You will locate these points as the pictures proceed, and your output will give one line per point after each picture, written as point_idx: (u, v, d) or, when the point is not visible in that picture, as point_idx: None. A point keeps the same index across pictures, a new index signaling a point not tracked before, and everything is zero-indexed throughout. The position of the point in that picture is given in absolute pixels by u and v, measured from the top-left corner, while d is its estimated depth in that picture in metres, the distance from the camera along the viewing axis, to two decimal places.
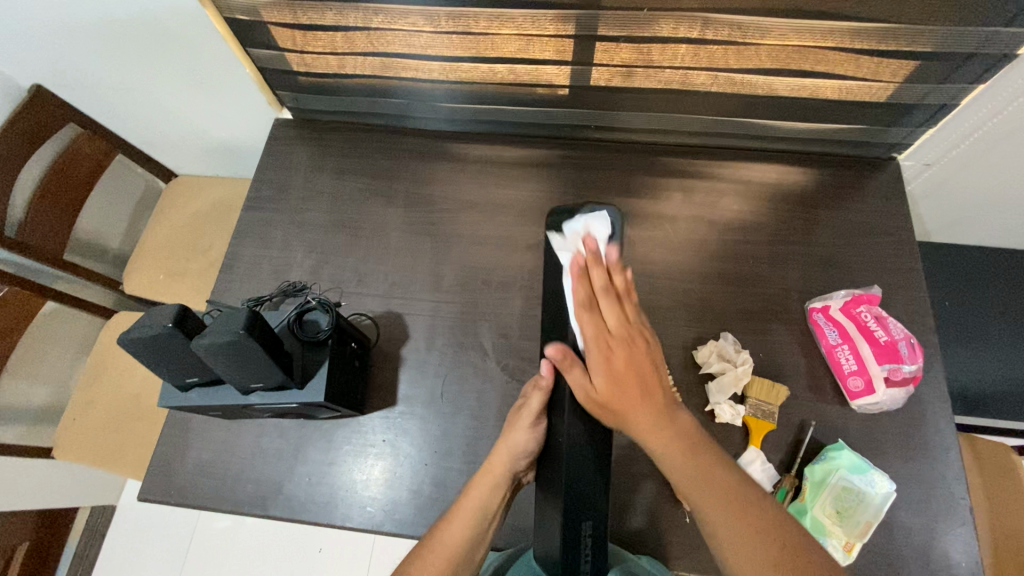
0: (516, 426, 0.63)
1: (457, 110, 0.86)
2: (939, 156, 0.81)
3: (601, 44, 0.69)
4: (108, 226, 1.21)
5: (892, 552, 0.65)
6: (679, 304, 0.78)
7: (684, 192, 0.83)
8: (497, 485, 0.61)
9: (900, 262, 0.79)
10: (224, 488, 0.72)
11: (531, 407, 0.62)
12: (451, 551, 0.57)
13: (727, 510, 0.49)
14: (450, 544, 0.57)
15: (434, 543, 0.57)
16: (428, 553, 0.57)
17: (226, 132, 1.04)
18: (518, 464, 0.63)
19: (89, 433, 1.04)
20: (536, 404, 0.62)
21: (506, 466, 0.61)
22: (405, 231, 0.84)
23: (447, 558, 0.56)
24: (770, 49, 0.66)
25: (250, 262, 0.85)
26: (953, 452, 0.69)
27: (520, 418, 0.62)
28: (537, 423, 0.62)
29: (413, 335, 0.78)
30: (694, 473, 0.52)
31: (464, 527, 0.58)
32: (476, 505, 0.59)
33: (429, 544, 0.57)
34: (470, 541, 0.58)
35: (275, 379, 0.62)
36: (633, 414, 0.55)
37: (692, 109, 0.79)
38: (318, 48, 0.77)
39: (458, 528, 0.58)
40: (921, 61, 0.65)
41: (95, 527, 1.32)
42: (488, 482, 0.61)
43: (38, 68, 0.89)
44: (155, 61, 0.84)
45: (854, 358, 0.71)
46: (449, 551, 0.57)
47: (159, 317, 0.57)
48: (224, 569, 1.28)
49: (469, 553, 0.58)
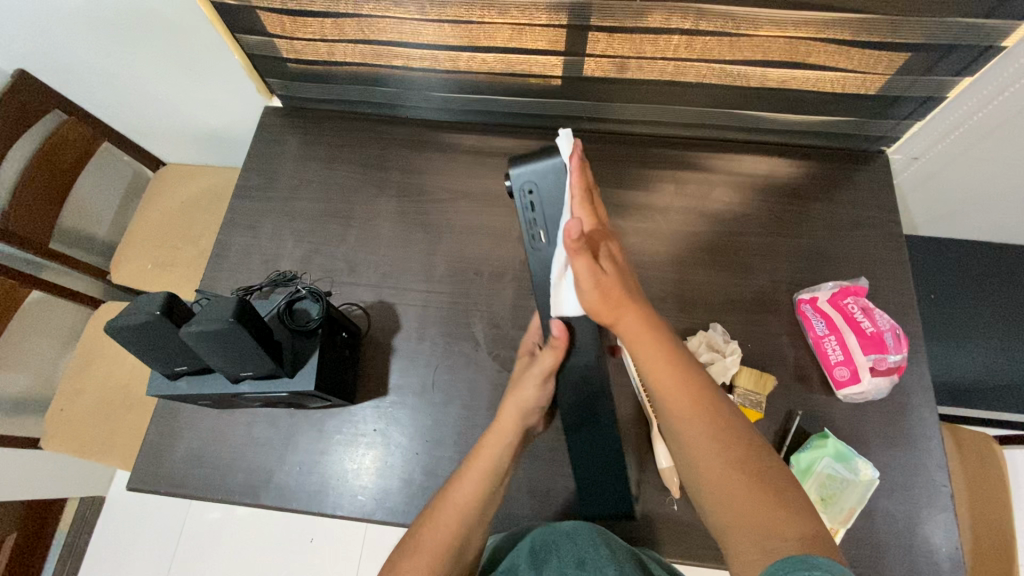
0: (526, 380, 0.64)
1: (449, 100, 0.85)
2: (926, 149, 0.82)
3: (593, 35, 0.69)
4: (95, 215, 1.19)
5: (874, 538, 0.67)
6: (670, 295, 0.78)
7: (675, 183, 0.84)
8: (510, 441, 0.62)
9: (888, 254, 0.79)
10: (214, 477, 0.72)
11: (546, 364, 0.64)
12: (462, 507, 0.57)
13: (712, 433, 0.50)
14: (462, 500, 0.57)
15: (445, 501, 0.58)
16: (441, 512, 0.57)
17: (216, 121, 1.03)
18: (530, 417, 0.64)
19: (77, 423, 1.03)
20: (551, 363, 0.64)
21: (518, 420, 0.63)
22: (396, 221, 0.84)
23: (461, 511, 0.57)
24: (761, 40, 0.66)
25: (240, 252, 0.84)
26: (936, 440, 0.70)
27: (532, 374, 0.64)
28: (547, 378, 0.64)
29: (405, 325, 0.78)
30: (676, 375, 0.53)
31: (477, 483, 0.59)
32: (489, 464, 0.60)
33: (441, 503, 0.57)
34: (482, 499, 0.58)
35: (265, 367, 0.61)
36: (625, 317, 0.55)
37: (685, 100, 0.79)
38: (308, 35, 0.76)
39: (470, 486, 0.58)
40: (909, 53, 0.66)
41: (83, 517, 1.31)
42: (499, 440, 0.62)
43: (22, 51, 0.87)
44: (142, 43, 0.83)
45: (841, 349, 0.72)
46: (462, 506, 0.57)
47: (146, 305, 0.57)
48: (214, 561, 1.28)
49: (482, 510, 0.58)
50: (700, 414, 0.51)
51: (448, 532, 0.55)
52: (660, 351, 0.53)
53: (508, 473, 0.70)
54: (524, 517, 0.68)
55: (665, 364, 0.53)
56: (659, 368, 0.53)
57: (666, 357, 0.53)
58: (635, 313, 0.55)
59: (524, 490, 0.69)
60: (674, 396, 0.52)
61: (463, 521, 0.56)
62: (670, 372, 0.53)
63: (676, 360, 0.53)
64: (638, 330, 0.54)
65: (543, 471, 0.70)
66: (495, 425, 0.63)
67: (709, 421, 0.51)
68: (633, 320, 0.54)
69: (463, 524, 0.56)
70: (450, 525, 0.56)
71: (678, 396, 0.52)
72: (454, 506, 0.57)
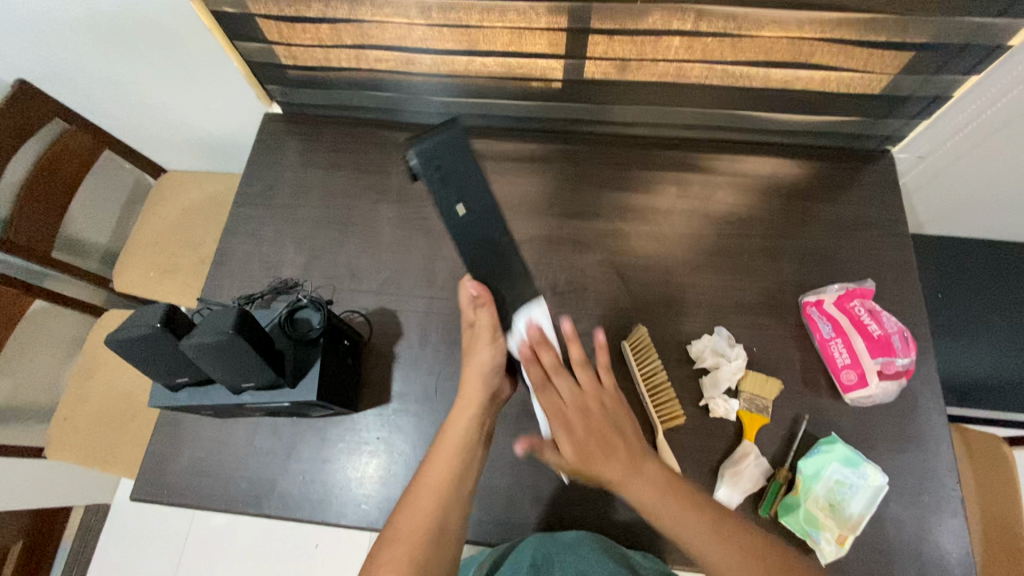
0: (478, 344, 0.64)
1: (450, 104, 0.85)
2: (932, 148, 0.81)
3: (594, 37, 0.68)
4: (96, 222, 1.19)
5: (884, 543, 0.66)
6: (673, 299, 0.77)
7: (678, 185, 0.83)
8: (474, 416, 0.63)
9: (894, 255, 0.78)
10: (217, 487, 0.71)
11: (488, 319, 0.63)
12: (437, 487, 0.59)
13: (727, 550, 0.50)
14: (435, 482, 0.59)
15: (421, 483, 0.59)
16: (418, 494, 0.58)
17: (215, 128, 1.03)
18: (493, 381, 0.65)
19: (81, 432, 1.03)
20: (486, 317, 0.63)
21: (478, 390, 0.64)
22: (397, 227, 0.84)
23: (435, 494, 0.58)
24: (763, 40, 0.65)
25: (241, 260, 0.84)
26: (945, 444, 0.69)
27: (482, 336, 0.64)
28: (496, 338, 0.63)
29: (407, 332, 0.78)
30: (671, 506, 0.52)
31: (447, 463, 0.60)
32: (455, 441, 0.62)
33: (417, 486, 0.59)
34: (456, 475, 0.60)
35: (267, 378, 0.61)
36: (606, 467, 0.55)
37: (687, 101, 0.78)
38: (307, 41, 0.75)
39: (442, 466, 0.60)
40: (915, 52, 0.65)
41: (89, 525, 1.32)
42: (461, 415, 0.63)
43: (22, 61, 0.87)
44: (141, 51, 0.82)
45: (848, 352, 0.71)
46: (434, 488, 0.58)
47: (146, 317, 0.57)
48: (220, 567, 1.28)
49: (460, 484, 0.60)
50: (708, 535, 0.51)
51: (426, 513, 0.57)
52: (649, 484, 0.54)
53: (512, 480, 0.69)
54: (528, 525, 0.68)
55: (636, 479, 0.54)
56: (650, 507, 0.53)
57: (654, 492, 0.53)
58: (614, 459, 0.55)
59: (528, 497, 0.68)
60: (678, 531, 0.51)
61: (439, 503, 0.57)
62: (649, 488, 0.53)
63: (663, 489, 0.53)
64: (621, 477, 0.55)
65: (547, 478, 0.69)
66: (460, 400, 0.64)
67: (718, 539, 0.50)
68: (608, 461, 0.55)
69: (441, 502, 0.58)
70: (426, 507, 0.57)
71: (682, 530, 0.51)
72: (427, 488, 0.58)
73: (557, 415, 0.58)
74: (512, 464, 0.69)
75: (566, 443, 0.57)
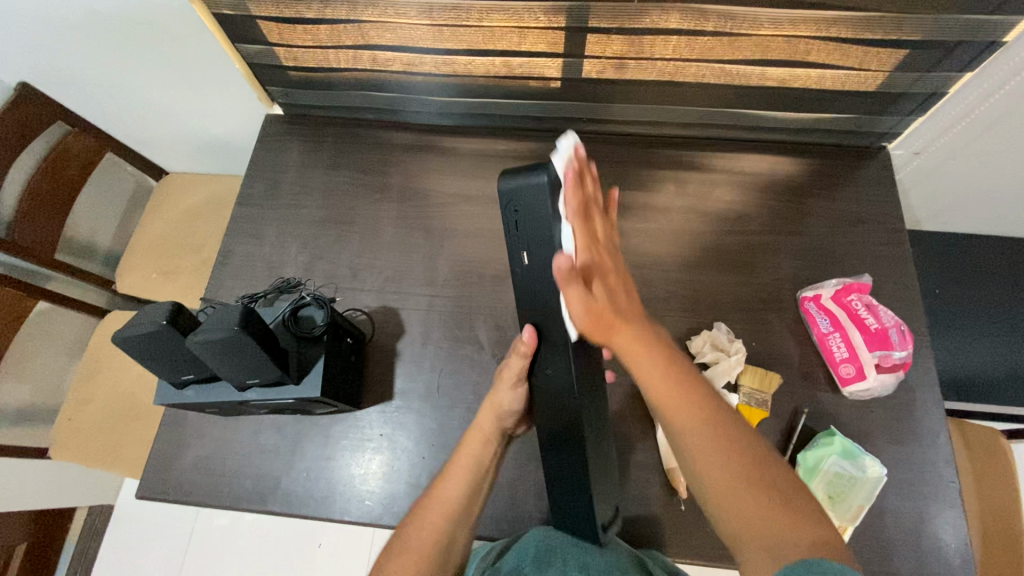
0: (500, 387, 0.63)
1: (449, 104, 0.86)
2: (927, 144, 0.82)
3: (592, 37, 0.69)
4: (98, 225, 1.19)
5: (883, 535, 0.66)
6: (672, 296, 0.78)
7: (676, 182, 0.84)
8: (487, 444, 0.63)
9: (890, 250, 0.79)
10: (222, 484, 0.72)
11: (513, 370, 0.61)
12: (450, 504, 0.57)
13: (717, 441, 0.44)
14: (449, 498, 0.57)
15: (433, 498, 0.58)
16: (429, 508, 0.57)
17: (217, 129, 1.04)
18: (506, 419, 0.65)
19: (86, 432, 1.04)
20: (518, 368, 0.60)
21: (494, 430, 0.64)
22: (398, 226, 0.84)
23: (445, 512, 0.56)
24: (760, 38, 0.66)
25: (244, 259, 0.84)
26: (942, 436, 0.70)
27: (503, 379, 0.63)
28: (517, 384, 0.63)
29: (409, 330, 0.78)
30: (676, 384, 0.47)
31: (459, 481, 0.59)
32: (471, 462, 0.61)
33: (430, 500, 0.57)
34: (468, 494, 0.59)
35: (270, 375, 0.62)
36: (622, 328, 0.50)
37: (684, 99, 0.79)
38: (308, 42, 0.76)
39: (457, 482, 0.59)
40: (909, 49, 0.65)
41: (92, 526, 1.32)
42: (478, 443, 0.62)
43: (24, 64, 0.88)
44: (143, 53, 0.83)
45: (845, 346, 0.72)
46: (447, 504, 0.57)
47: (153, 314, 0.57)
48: (223, 567, 1.28)
49: (470, 505, 0.59)
50: (705, 425, 0.44)
51: (437, 527, 0.55)
52: (656, 363, 0.48)
53: (515, 475, 0.70)
54: (531, 520, 0.69)
55: (664, 379, 0.47)
56: (652, 377, 0.48)
57: (659, 361, 0.48)
58: (630, 327, 0.50)
59: (530, 492, 0.69)
60: (674, 410, 0.46)
61: (449, 521, 0.56)
62: (676, 397, 0.46)
63: (668, 364, 0.48)
64: (632, 341, 0.49)
65: None
66: (472, 430, 0.64)
67: (713, 433, 0.44)
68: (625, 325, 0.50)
69: (450, 519, 0.56)
70: (437, 522, 0.55)
71: (679, 409, 0.46)
72: (437, 505, 0.57)
73: (589, 262, 0.52)
74: (514, 460, 0.70)
75: (595, 291, 0.51)
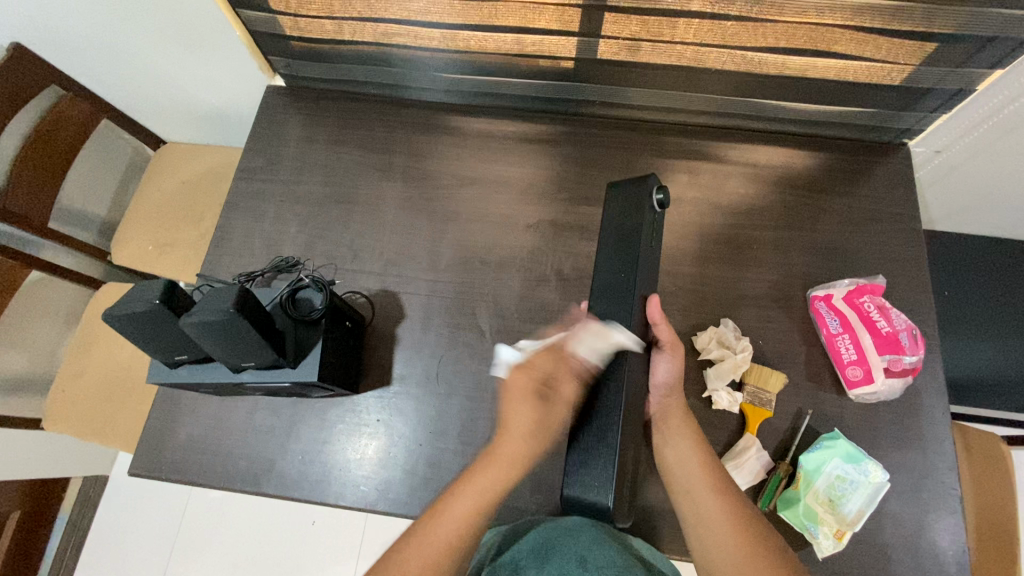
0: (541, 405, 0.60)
1: (457, 81, 0.83)
2: (949, 142, 0.79)
3: (609, 16, 0.66)
4: (94, 194, 1.17)
5: (879, 539, 0.66)
6: (680, 289, 0.76)
7: (689, 173, 0.81)
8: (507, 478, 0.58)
9: (906, 250, 0.77)
10: (215, 464, 0.71)
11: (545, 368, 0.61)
12: (445, 548, 0.54)
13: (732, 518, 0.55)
14: (445, 541, 0.54)
15: (429, 536, 0.54)
16: (424, 547, 0.54)
17: (217, 99, 1.01)
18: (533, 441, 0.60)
19: (80, 404, 1.03)
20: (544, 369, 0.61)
21: (518, 453, 0.59)
22: (401, 207, 0.82)
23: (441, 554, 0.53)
24: (784, 27, 0.63)
25: (242, 236, 0.82)
26: (947, 442, 0.69)
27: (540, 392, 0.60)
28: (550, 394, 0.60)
29: (409, 315, 0.77)
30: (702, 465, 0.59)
31: (461, 525, 0.55)
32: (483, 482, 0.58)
33: (427, 536, 0.54)
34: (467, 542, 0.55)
35: (267, 358, 0.60)
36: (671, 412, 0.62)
37: (701, 87, 0.76)
38: (313, 12, 0.73)
39: (452, 522, 0.55)
40: (941, 43, 0.62)
41: (87, 495, 1.32)
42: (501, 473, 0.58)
43: (14, 21, 0.84)
44: (139, 16, 0.80)
45: (854, 348, 0.70)
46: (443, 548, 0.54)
47: (146, 292, 0.56)
48: (218, 540, 1.29)
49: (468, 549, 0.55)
50: (722, 501, 0.56)
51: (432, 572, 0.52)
52: (693, 448, 0.60)
53: None
54: (526, 511, 0.68)
55: (699, 462, 0.59)
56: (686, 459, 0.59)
57: (697, 450, 0.60)
58: (677, 404, 0.63)
59: (527, 483, 0.68)
60: (696, 484, 0.58)
61: (450, 556, 0.54)
62: (702, 463, 0.59)
63: (704, 453, 0.60)
64: (673, 423, 0.62)
65: (547, 465, 0.69)
66: (495, 457, 0.59)
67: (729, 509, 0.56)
68: (675, 404, 0.63)
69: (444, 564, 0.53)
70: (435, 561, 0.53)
71: (701, 484, 0.58)
72: (433, 545, 0.54)
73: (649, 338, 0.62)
74: None
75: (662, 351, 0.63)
